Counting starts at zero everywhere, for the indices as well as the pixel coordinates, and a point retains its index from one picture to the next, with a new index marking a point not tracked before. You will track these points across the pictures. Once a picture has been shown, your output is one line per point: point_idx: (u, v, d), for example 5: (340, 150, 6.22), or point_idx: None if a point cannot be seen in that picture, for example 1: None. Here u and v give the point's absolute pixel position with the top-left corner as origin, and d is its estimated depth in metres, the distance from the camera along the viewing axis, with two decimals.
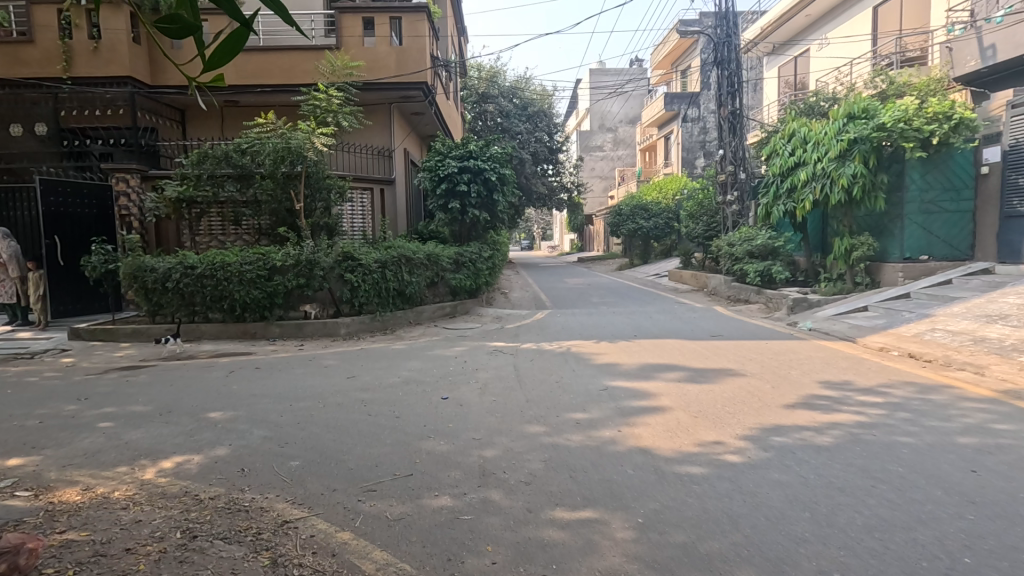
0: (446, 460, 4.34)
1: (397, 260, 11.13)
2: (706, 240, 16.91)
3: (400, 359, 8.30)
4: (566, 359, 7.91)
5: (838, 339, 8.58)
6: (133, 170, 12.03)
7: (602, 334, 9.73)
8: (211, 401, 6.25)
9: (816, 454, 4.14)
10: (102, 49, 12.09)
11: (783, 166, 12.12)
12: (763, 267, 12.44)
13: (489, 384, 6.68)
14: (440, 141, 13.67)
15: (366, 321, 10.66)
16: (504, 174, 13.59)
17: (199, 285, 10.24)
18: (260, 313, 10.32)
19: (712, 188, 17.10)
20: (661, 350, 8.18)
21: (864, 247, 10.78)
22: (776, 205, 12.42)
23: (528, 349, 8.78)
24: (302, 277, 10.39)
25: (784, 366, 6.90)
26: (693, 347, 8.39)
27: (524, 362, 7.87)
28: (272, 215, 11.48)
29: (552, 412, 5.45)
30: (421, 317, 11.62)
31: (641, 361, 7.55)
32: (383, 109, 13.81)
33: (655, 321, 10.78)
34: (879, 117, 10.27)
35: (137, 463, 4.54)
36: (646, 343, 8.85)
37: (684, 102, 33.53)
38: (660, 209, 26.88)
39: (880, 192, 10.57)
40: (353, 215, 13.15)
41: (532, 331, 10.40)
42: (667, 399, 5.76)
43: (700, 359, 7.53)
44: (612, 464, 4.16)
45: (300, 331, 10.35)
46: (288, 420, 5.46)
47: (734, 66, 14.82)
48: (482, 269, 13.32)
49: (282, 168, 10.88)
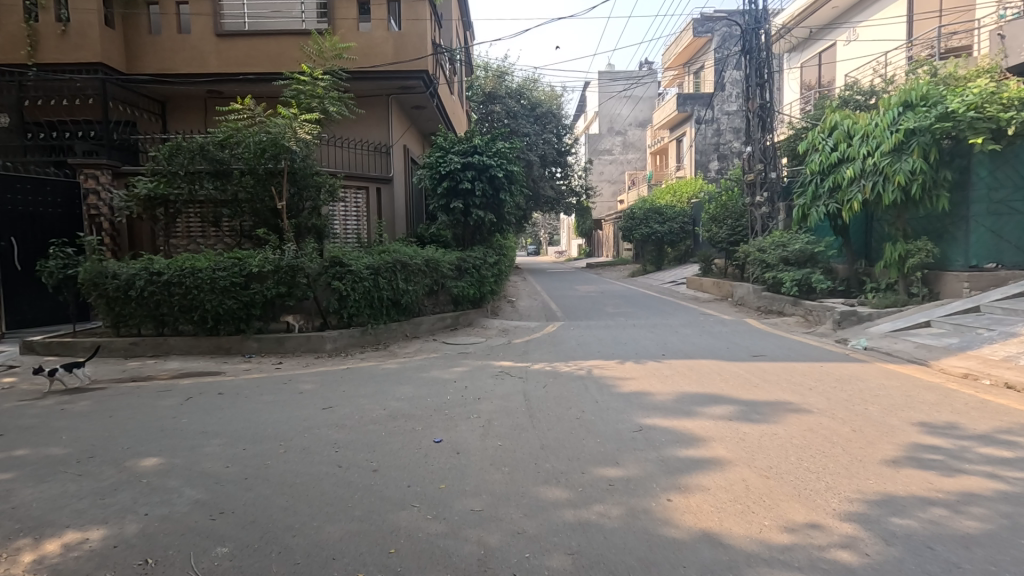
0: (433, 551, 3.08)
1: (392, 266, 9.87)
2: (730, 245, 15.45)
3: (390, 383, 7.04)
4: (587, 386, 6.64)
5: (906, 361, 7.29)
6: (104, 165, 10.87)
7: (626, 353, 8.42)
8: (146, 442, 5.02)
9: (968, 553, 2.87)
10: (70, 33, 11.03)
11: (823, 162, 10.83)
12: (801, 276, 11.09)
13: (494, 421, 5.41)
14: (442, 135, 12.46)
15: (356, 335, 9.47)
16: (511, 172, 12.36)
17: (166, 294, 9.05)
18: (235, 325, 9.14)
19: (737, 189, 15.83)
20: (699, 376, 6.89)
21: (922, 254, 9.52)
22: (815, 206, 11.12)
23: (539, 372, 7.49)
24: (284, 285, 9.17)
25: (857, 400, 5.61)
26: (736, 371, 7.08)
27: (535, 389, 6.59)
28: (253, 216, 10.29)
29: (575, 467, 4.17)
30: (418, 330, 10.41)
31: (676, 390, 6.28)
32: (380, 101, 12.59)
33: (683, 338, 9.47)
34: (943, 105, 9.06)
35: (10, 545, 3.32)
36: (678, 366, 7.52)
37: (698, 103, 32.17)
38: (675, 213, 25.58)
39: (943, 190, 9.28)
40: (345, 216, 11.97)
41: (543, 348, 9.14)
42: (722, 447, 4.49)
43: (751, 389, 6.22)
44: (671, 563, 2.89)
45: (281, 346, 9.16)
46: (234, 475, 4.23)
47: (764, 55, 13.58)
48: (486, 276, 12.04)
49: (264, 163, 9.74)
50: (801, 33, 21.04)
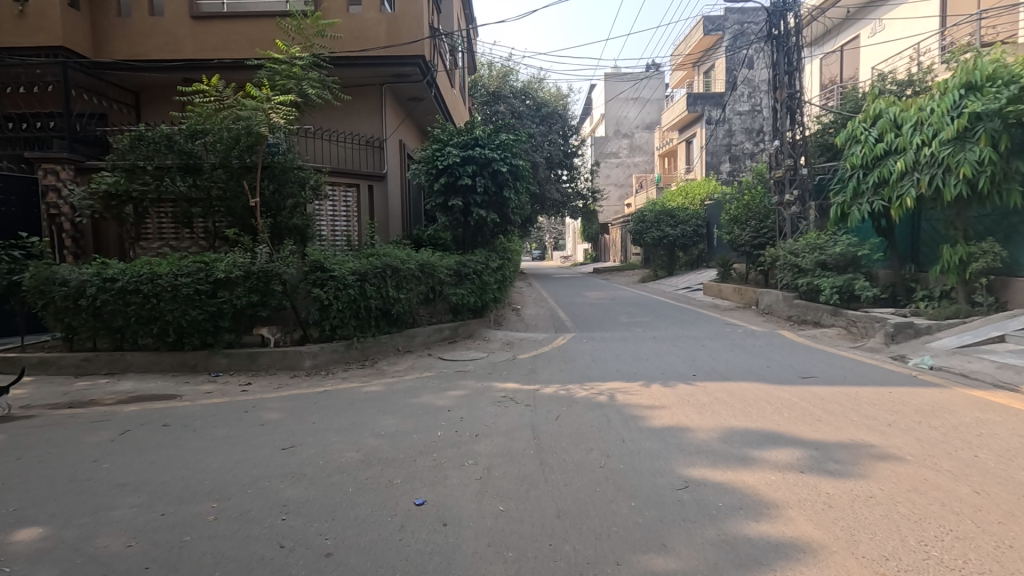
0: None
1: (381, 271, 8.71)
2: (754, 249, 14.17)
3: (371, 413, 5.86)
4: (609, 418, 5.44)
5: (992, 387, 6.06)
6: (65, 160, 9.81)
7: (650, 373, 7.21)
8: (42, 501, 3.85)
9: None
10: (29, 14, 9.96)
11: (866, 155, 9.65)
12: (843, 283, 9.84)
13: (494, 471, 4.22)
14: (440, 127, 11.30)
15: (340, 350, 8.34)
16: (517, 166, 11.15)
17: (121, 303, 7.90)
18: (201, 338, 7.98)
19: (761, 187, 14.60)
20: (744, 405, 5.68)
21: (989, 257, 8.36)
22: (857, 204, 9.92)
23: (551, 397, 6.31)
24: (256, 293, 8.04)
25: (958, 442, 4.41)
26: (788, 399, 5.87)
27: (545, 421, 5.41)
28: (227, 215, 9.16)
29: (605, 554, 3.00)
30: (411, 344, 9.27)
31: (721, 425, 5.08)
32: (373, 91, 11.49)
33: (713, 354, 8.28)
34: (1016, 85, 7.90)
35: None
36: (715, 391, 6.32)
37: (709, 103, 30.95)
38: (687, 215, 24.42)
39: (1014, 183, 8.11)
40: (333, 216, 10.85)
41: (553, 366, 7.96)
42: (804, 519, 3.31)
43: (814, 423, 5.01)
44: None
45: (253, 363, 8.02)
46: (136, 560, 3.07)
47: (793, 40, 12.38)
48: (489, 282, 10.83)
49: (238, 156, 8.65)
50: (839, 12, 18.87)
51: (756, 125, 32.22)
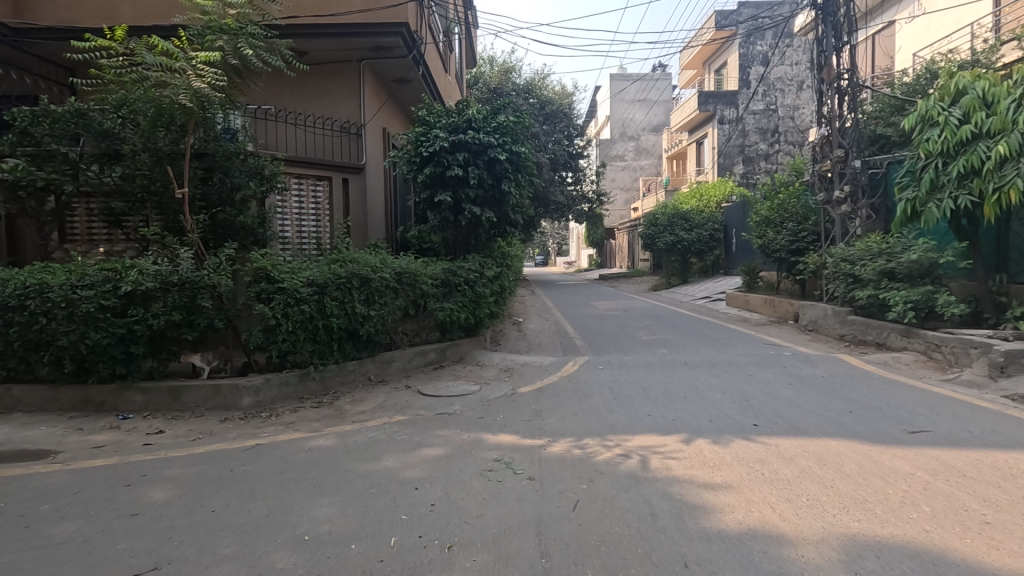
0: None
1: (346, 281, 6.85)
2: (791, 254, 12.28)
3: (301, 492, 4.02)
4: (655, 511, 3.57)
5: None
6: None
7: (694, 422, 5.36)
8: None
9: None
10: None
11: (947, 140, 7.79)
12: (920, 297, 7.97)
13: None
14: (426, 107, 9.48)
15: (292, 383, 6.56)
16: (518, 154, 9.32)
17: (4, 322, 6.08)
18: (110, 369, 6.17)
19: (799, 184, 12.70)
20: (855, 487, 3.79)
21: None
22: (935, 199, 8.05)
23: (563, 463, 4.45)
24: (180, 311, 6.24)
25: None
26: (910, 473, 4.00)
27: (558, 513, 3.56)
28: (158, 211, 7.35)
29: None
30: (385, 371, 7.46)
31: (835, 531, 3.22)
32: (348, 69, 9.71)
33: (769, 390, 6.42)
34: None
35: None
36: (796, 454, 4.47)
37: (722, 101, 29.15)
38: (703, 219, 22.52)
39: None
40: (299, 215, 9.08)
41: (562, 405, 6.11)
42: None
43: (987, 533, 3.15)
44: None
45: (177, 402, 6.22)
46: None
47: (843, 13, 10.57)
48: (484, 295, 8.98)
49: (164, 136, 6.84)
50: None
51: (772, 125, 30.26)
